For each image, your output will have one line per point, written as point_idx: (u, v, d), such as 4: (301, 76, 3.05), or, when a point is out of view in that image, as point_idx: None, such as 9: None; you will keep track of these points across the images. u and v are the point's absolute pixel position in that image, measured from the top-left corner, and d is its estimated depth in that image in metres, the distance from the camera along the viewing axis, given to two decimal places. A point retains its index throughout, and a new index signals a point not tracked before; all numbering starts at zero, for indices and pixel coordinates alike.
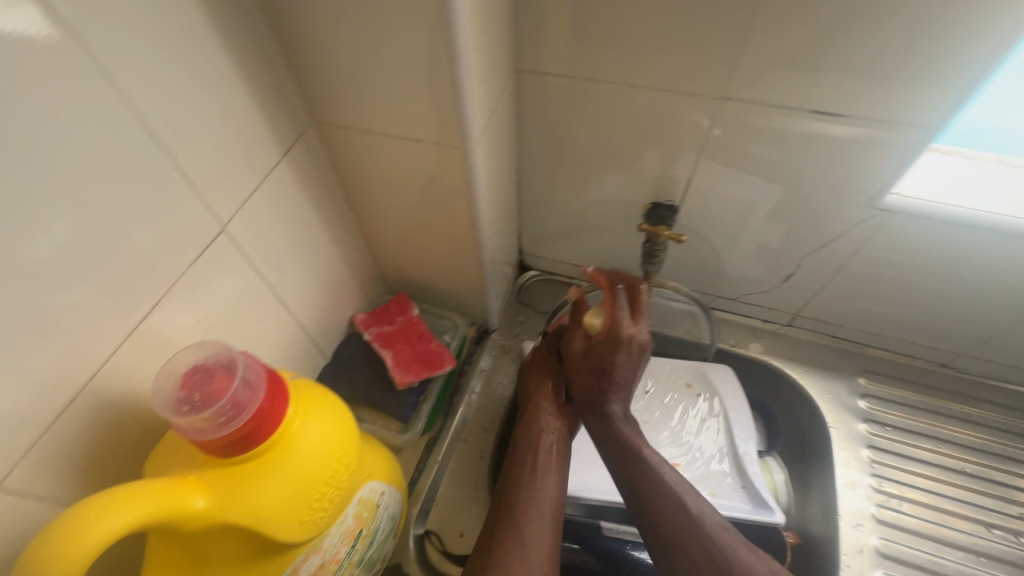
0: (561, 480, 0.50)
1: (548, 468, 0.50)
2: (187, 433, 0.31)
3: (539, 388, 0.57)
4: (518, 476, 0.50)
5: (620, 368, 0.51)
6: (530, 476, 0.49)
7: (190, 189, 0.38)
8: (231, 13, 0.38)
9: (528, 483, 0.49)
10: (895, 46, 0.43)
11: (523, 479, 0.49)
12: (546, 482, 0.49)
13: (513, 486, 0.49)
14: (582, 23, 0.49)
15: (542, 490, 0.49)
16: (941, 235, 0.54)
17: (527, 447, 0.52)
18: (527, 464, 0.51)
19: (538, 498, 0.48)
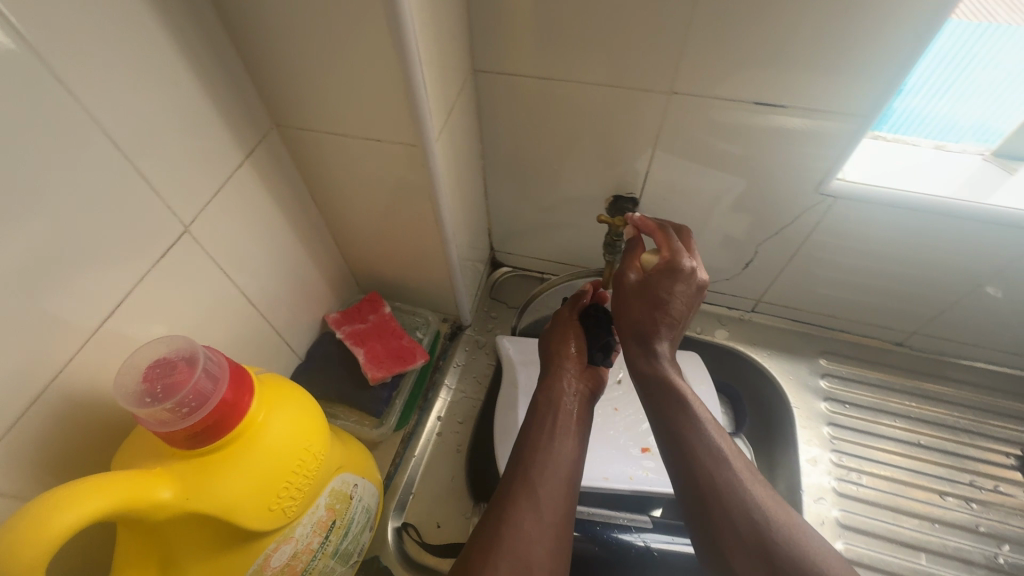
0: (578, 443, 0.49)
1: (565, 431, 0.49)
2: (150, 425, 0.32)
3: (562, 348, 0.56)
4: (535, 436, 0.49)
5: (676, 300, 0.48)
6: (547, 437, 0.48)
7: (150, 192, 0.39)
8: (187, 20, 0.39)
9: (544, 445, 0.48)
10: (826, 39, 0.45)
11: (539, 441, 0.48)
12: (564, 442, 0.49)
13: (531, 446, 0.48)
14: (535, 24, 0.51)
15: (558, 452, 0.48)
16: (882, 217, 0.57)
17: (546, 407, 0.51)
18: (545, 425, 0.50)
19: (554, 460, 0.47)
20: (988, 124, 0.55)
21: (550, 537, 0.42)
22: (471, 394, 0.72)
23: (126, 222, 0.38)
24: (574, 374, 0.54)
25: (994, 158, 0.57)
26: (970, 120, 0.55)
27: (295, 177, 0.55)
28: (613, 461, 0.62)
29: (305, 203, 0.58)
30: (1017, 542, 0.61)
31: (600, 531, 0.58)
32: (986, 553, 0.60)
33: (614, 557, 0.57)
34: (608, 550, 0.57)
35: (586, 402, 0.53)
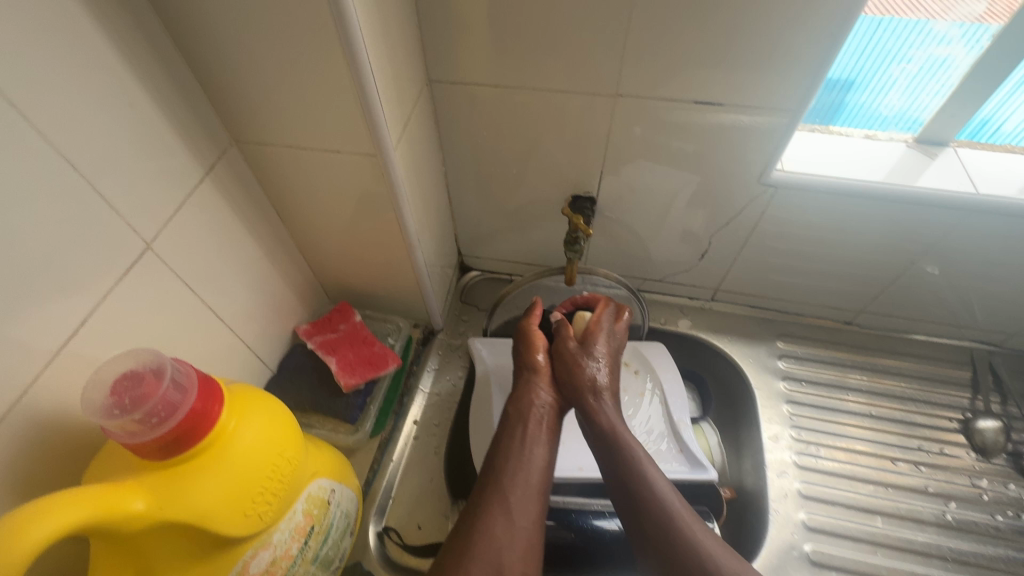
0: (549, 449, 0.52)
1: (535, 440, 0.52)
2: (120, 437, 0.33)
3: (530, 362, 0.59)
4: (506, 446, 0.51)
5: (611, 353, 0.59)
6: (518, 446, 0.51)
7: (110, 210, 0.40)
8: (141, 42, 0.40)
9: (516, 454, 0.50)
10: (752, 41, 0.49)
11: (511, 451, 0.51)
12: (535, 450, 0.51)
13: (503, 456, 0.50)
14: (484, 35, 0.53)
15: (529, 459, 0.50)
16: (821, 204, 0.61)
17: (516, 419, 0.54)
18: (515, 436, 0.52)
19: (526, 466, 0.49)
20: (906, 112, 0.61)
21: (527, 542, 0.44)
22: (446, 397, 0.73)
23: (86, 242, 0.38)
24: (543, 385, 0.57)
25: (918, 145, 0.62)
26: (891, 109, 0.61)
27: (259, 192, 0.56)
28: (587, 451, 0.64)
29: (270, 217, 0.59)
30: (962, 498, 0.65)
31: (575, 519, 0.61)
32: (935, 511, 0.65)
33: (589, 543, 0.59)
34: (582, 537, 0.60)
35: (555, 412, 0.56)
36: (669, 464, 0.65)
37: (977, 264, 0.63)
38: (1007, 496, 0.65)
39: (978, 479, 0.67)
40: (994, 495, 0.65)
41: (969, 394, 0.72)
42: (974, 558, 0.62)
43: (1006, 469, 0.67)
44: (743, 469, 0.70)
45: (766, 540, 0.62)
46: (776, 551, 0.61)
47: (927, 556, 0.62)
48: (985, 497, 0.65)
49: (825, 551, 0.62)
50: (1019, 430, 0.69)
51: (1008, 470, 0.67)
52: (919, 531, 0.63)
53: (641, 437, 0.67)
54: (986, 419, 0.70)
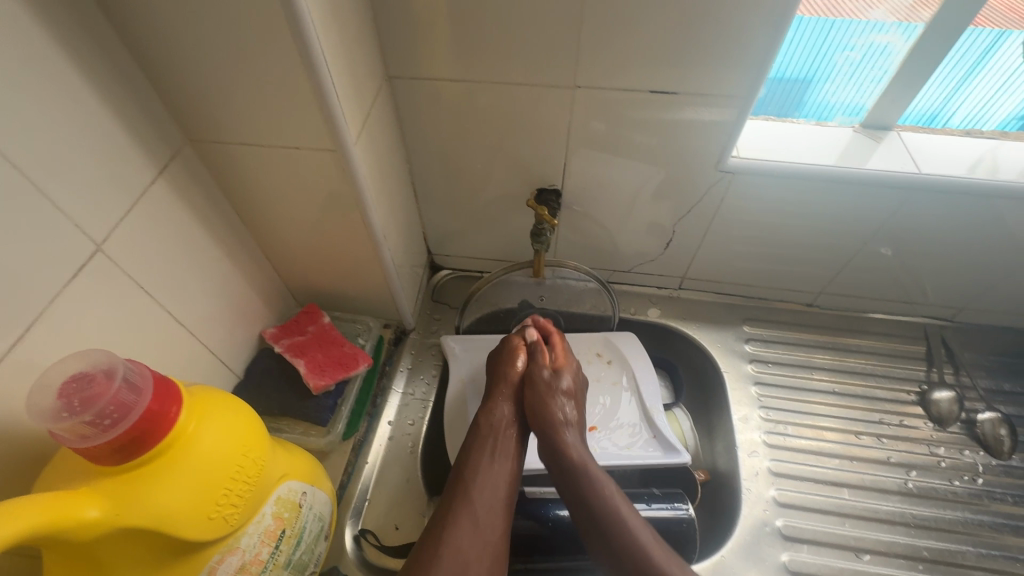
0: (514, 464, 0.55)
1: (503, 454, 0.55)
2: (70, 442, 0.31)
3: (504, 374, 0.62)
4: (476, 457, 0.54)
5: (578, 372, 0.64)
6: (486, 458, 0.54)
7: (56, 212, 0.38)
8: (83, 37, 0.39)
9: (485, 469, 0.54)
10: (703, 31, 0.50)
11: (480, 465, 0.54)
12: (502, 463, 0.55)
13: (471, 468, 0.54)
14: (442, 29, 0.53)
15: (496, 472, 0.54)
16: (776, 188, 0.63)
17: (488, 431, 0.57)
18: (485, 449, 0.55)
19: (493, 480, 0.53)
20: (852, 101, 0.63)
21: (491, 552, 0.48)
22: (420, 396, 0.72)
23: (29, 245, 0.37)
24: (511, 402, 0.61)
25: (864, 129, 0.64)
26: (837, 97, 0.63)
27: (217, 193, 0.55)
28: None
29: (230, 219, 0.57)
30: (922, 467, 0.68)
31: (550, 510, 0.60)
32: (898, 481, 0.67)
33: (569, 532, 0.59)
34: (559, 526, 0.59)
35: (521, 428, 0.60)
36: (643, 450, 0.65)
37: (924, 242, 0.66)
38: (964, 462, 0.68)
39: (935, 448, 0.70)
40: (951, 462, 0.68)
41: (925, 367, 0.76)
42: (935, 523, 0.64)
43: (962, 436, 0.70)
44: (716, 452, 0.72)
45: (739, 519, 0.64)
46: (749, 530, 0.63)
47: (892, 523, 0.64)
48: (943, 464, 0.68)
49: (797, 525, 0.63)
50: (971, 399, 0.73)
51: (963, 437, 0.70)
52: (883, 501, 0.66)
53: (615, 425, 0.68)
54: (941, 390, 0.73)
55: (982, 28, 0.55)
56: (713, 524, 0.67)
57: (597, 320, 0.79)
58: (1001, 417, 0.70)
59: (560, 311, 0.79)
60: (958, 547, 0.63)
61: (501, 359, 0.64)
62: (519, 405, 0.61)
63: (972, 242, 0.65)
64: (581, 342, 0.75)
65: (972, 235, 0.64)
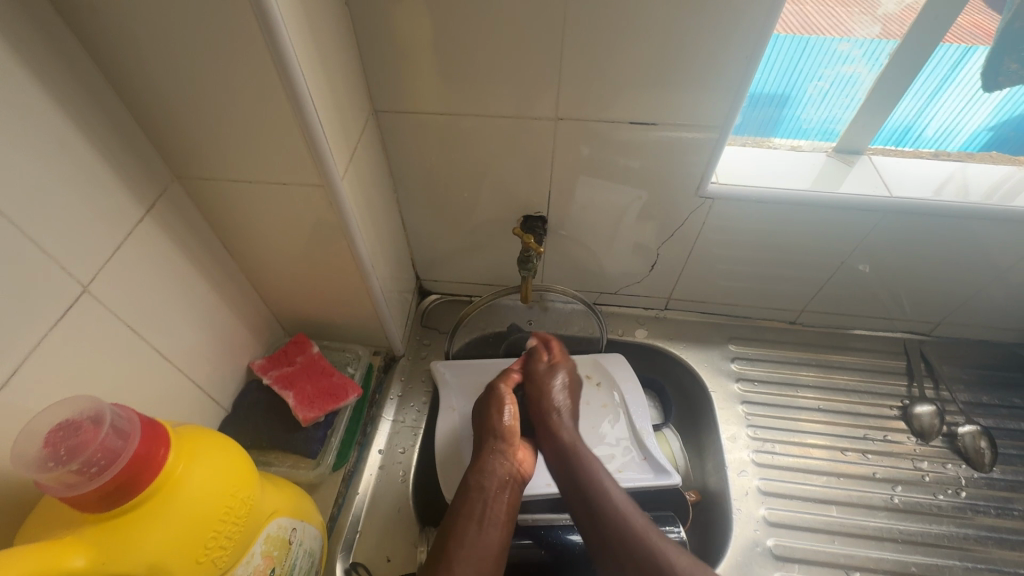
0: (503, 533, 0.53)
1: (492, 523, 0.53)
2: (55, 491, 0.31)
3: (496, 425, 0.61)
4: (466, 524, 0.53)
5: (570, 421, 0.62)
6: (475, 523, 0.53)
7: (42, 254, 0.38)
8: (73, 83, 0.39)
9: (473, 538, 0.52)
10: (676, 65, 0.52)
11: (468, 535, 0.52)
12: (490, 533, 0.53)
13: (461, 535, 0.52)
14: (427, 66, 0.55)
15: (485, 540, 0.52)
16: (755, 212, 0.65)
17: (478, 495, 0.55)
18: (476, 516, 0.53)
19: (481, 549, 0.51)
20: (828, 121, 0.65)
21: None
22: (410, 423, 0.72)
23: (16, 288, 0.37)
24: (505, 457, 0.59)
25: (836, 154, 0.67)
26: (810, 123, 0.66)
27: (205, 228, 0.55)
28: None
29: (219, 253, 0.58)
30: (906, 482, 0.69)
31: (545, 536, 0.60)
32: (884, 496, 0.68)
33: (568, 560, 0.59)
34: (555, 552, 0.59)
35: (513, 491, 0.58)
36: (634, 472, 0.66)
37: (899, 260, 0.69)
38: (947, 476, 0.70)
39: (919, 462, 0.71)
40: (935, 475, 0.70)
41: (906, 382, 0.77)
42: (921, 538, 0.65)
43: (945, 450, 0.72)
44: (706, 471, 0.72)
45: (731, 539, 0.64)
46: (740, 551, 0.63)
47: (879, 539, 0.65)
48: (927, 478, 0.69)
49: (787, 544, 0.64)
50: (951, 413, 0.74)
51: (945, 450, 0.72)
52: (870, 517, 0.66)
53: (606, 447, 0.68)
54: (922, 404, 0.75)
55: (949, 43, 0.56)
56: (704, 545, 0.67)
57: (586, 341, 0.80)
58: (981, 429, 0.72)
59: (550, 333, 0.80)
60: (944, 561, 0.63)
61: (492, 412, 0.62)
62: (509, 464, 0.59)
63: (943, 260, 0.67)
64: None
65: (944, 254, 0.66)
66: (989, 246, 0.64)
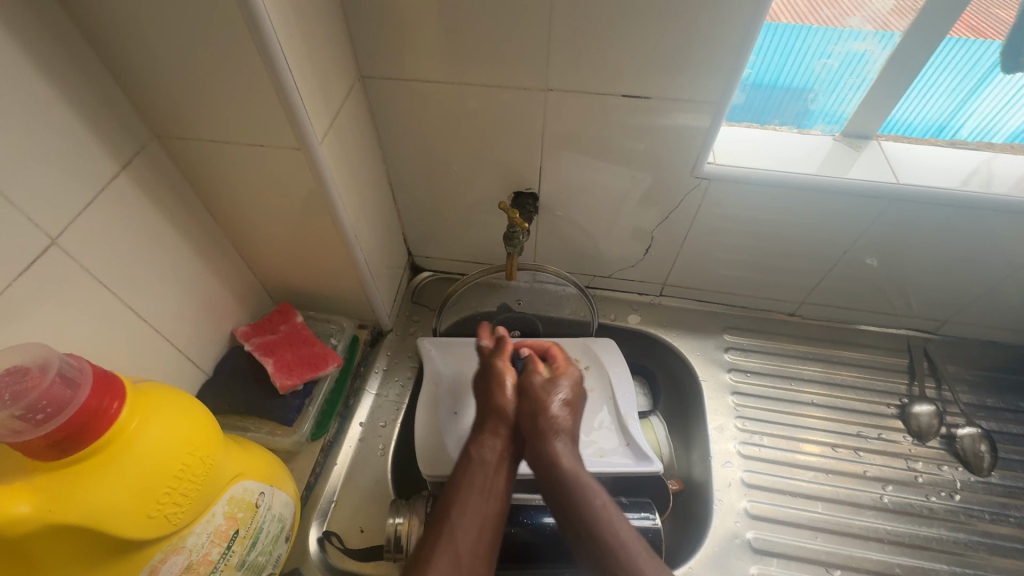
0: (501, 504, 0.50)
1: (491, 493, 0.51)
2: (1, 436, 0.31)
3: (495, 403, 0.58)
4: (462, 496, 0.50)
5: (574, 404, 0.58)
6: (472, 496, 0.50)
7: (7, 203, 0.38)
8: (43, 31, 0.39)
9: (468, 511, 0.48)
10: (672, 33, 0.50)
11: (461, 512, 0.48)
12: (488, 503, 0.50)
13: (454, 504, 0.49)
14: (413, 30, 0.53)
15: (483, 511, 0.49)
16: (752, 196, 0.62)
17: (478, 466, 0.52)
18: (474, 486, 0.51)
19: (478, 518, 0.48)
20: (835, 107, 0.62)
21: None
22: (394, 397, 0.71)
23: None
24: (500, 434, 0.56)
25: (844, 139, 0.64)
26: (817, 104, 0.62)
27: (187, 190, 0.55)
28: None
29: (202, 217, 0.57)
30: (899, 482, 0.67)
31: (516, 516, 0.60)
32: (873, 495, 0.66)
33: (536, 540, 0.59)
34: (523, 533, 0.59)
35: (513, 464, 0.55)
36: (616, 457, 0.64)
37: (905, 252, 0.65)
38: (942, 478, 0.67)
39: (913, 462, 0.68)
40: (929, 477, 0.67)
41: (907, 380, 0.75)
42: (909, 540, 0.63)
43: (942, 452, 0.69)
44: (691, 461, 0.71)
45: (709, 530, 0.63)
46: (717, 542, 0.62)
47: (865, 539, 0.63)
48: (920, 479, 0.67)
49: (767, 538, 0.62)
50: (952, 414, 0.72)
51: (943, 452, 0.69)
52: (858, 515, 0.64)
53: (589, 430, 0.67)
54: (921, 403, 0.72)
55: (988, 40, 0.54)
56: (683, 534, 0.66)
57: (576, 325, 0.79)
58: (982, 432, 0.69)
59: (539, 315, 0.78)
60: (930, 564, 0.61)
61: (493, 386, 0.60)
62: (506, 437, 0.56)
63: (951, 254, 0.64)
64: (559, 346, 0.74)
65: (953, 246, 0.63)
66: (1001, 241, 0.61)
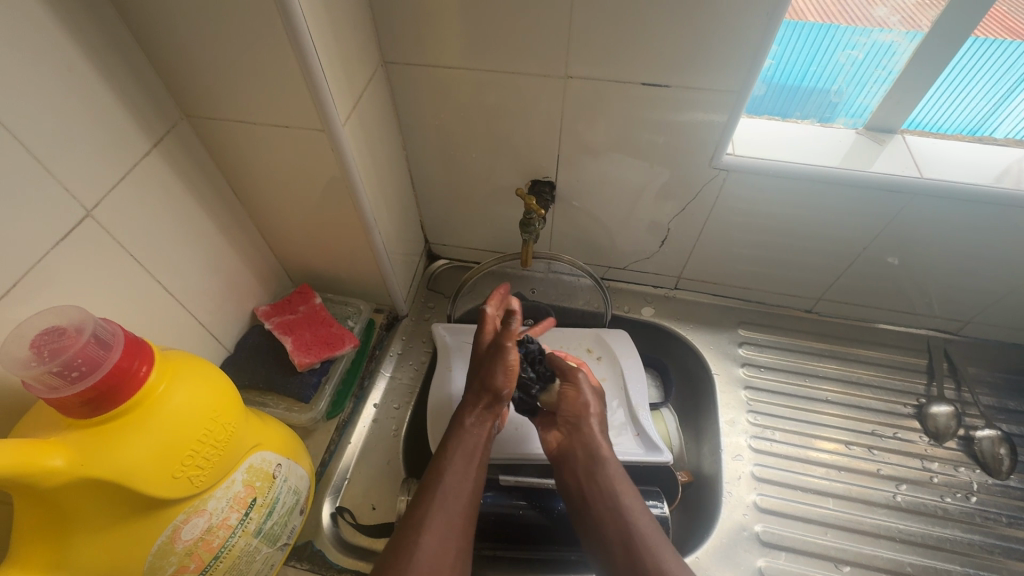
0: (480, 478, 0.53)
1: (475, 462, 0.53)
2: (39, 392, 0.33)
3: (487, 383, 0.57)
4: (451, 465, 0.52)
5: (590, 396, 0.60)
6: (459, 466, 0.52)
7: (47, 174, 0.40)
8: (83, 10, 0.41)
9: (454, 485, 0.50)
10: (693, 22, 0.50)
11: (450, 481, 0.50)
12: (472, 472, 0.52)
13: (447, 471, 0.51)
14: (436, 16, 0.54)
15: (468, 481, 0.51)
16: (771, 188, 0.62)
17: (466, 438, 0.54)
18: (462, 456, 0.53)
19: (465, 488, 0.50)
20: (859, 101, 0.61)
21: (457, 550, 0.46)
22: (408, 381, 0.73)
23: (20, 204, 0.39)
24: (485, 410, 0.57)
25: (867, 132, 0.63)
26: (841, 97, 0.62)
27: (213, 170, 0.57)
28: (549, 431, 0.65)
29: (227, 197, 0.59)
30: (913, 481, 0.66)
31: (557, 501, 0.60)
32: (886, 494, 0.65)
33: (559, 523, 0.59)
34: (561, 517, 0.59)
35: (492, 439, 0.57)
36: (626, 446, 0.65)
37: (927, 250, 0.64)
38: (958, 479, 0.66)
39: (929, 463, 0.67)
40: (944, 478, 0.66)
41: (925, 381, 0.73)
42: (921, 539, 0.62)
43: (959, 453, 0.68)
44: (701, 454, 0.71)
45: (718, 521, 0.63)
46: (726, 533, 0.62)
47: (876, 536, 0.62)
48: (935, 480, 0.66)
49: (776, 532, 0.62)
50: (971, 416, 0.70)
51: (960, 454, 0.68)
52: (870, 513, 0.64)
53: None
54: (939, 404, 0.71)
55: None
56: (691, 525, 0.66)
57: (590, 315, 0.79)
58: (1001, 435, 0.68)
59: (553, 304, 0.79)
60: (943, 565, 0.61)
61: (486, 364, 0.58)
62: (493, 413, 0.57)
63: (975, 253, 0.63)
64: (572, 336, 0.75)
65: (977, 244, 0.62)
66: None
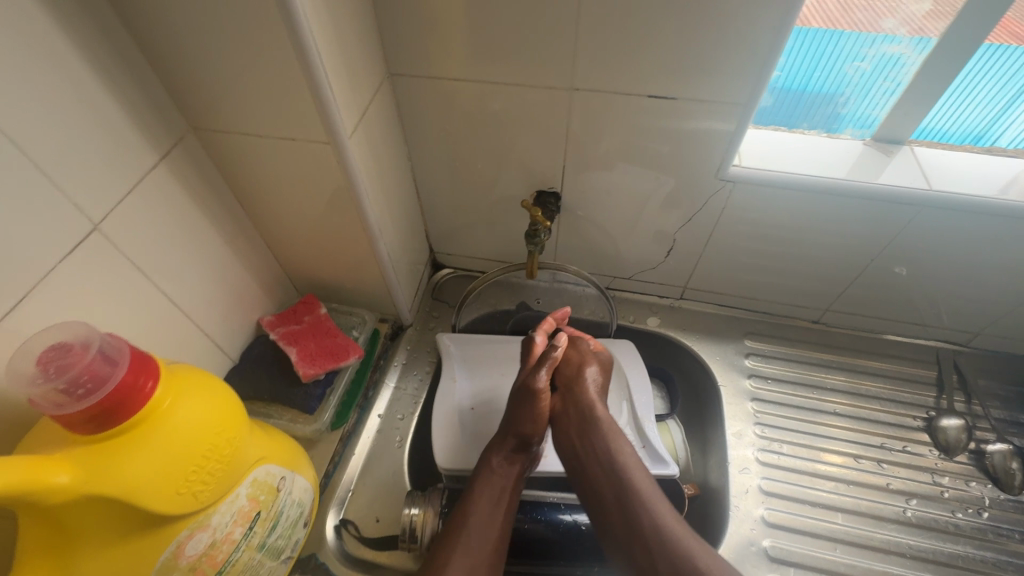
0: (504, 518, 0.54)
1: (500, 503, 0.54)
2: (45, 409, 0.33)
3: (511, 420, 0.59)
4: (474, 508, 0.53)
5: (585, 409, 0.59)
6: (482, 509, 0.53)
7: (54, 188, 0.40)
8: (92, 26, 0.41)
9: (477, 533, 0.51)
10: (699, 35, 0.50)
11: (474, 527, 0.52)
12: (496, 514, 0.53)
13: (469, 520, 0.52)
14: (441, 29, 0.54)
15: (490, 525, 0.52)
16: (778, 199, 0.61)
17: (492, 475, 0.56)
18: (487, 498, 0.54)
19: (486, 532, 0.52)
20: (867, 112, 0.61)
21: None
22: (412, 391, 0.72)
23: (27, 218, 0.39)
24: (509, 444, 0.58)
25: (874, 143, 0.62)
26: (848, 109, 0.61)
27: (219, 182, 0.57)
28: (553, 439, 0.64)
29: (233, 208, 0.59)
30: (923, 496, 0.65)
31: (563, 515, 0.60)
32: (896, 509, 0.64)
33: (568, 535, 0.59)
34: (572, 531, 0.59)
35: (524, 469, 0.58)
36: None
37: (936, 262, 0.64)
38: (969, 494, 0.65)
39: (939, 477, 0.67)
40: (955, 493, 0.65)
41: (935, 393, 0.73)
42: (932, 556, 0.61)
43: (970, 467, 0.67)
44: (708, 466, 0.70)
45: (725, 536, 0.62)
46: (734, 548, 0.61)
47: (886, 552, 0.61)
48: (946, 495, 0.65)
49: (784, 547, 0.61)
50: (982, 429, 0.69)
51: (971, 468, 0.67)
52: (879, 528, 0.63)
53: None
54: (950, 417, 0.70)
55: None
56: (697, 539, 0.66)
57: (595, 325, 0.79)
58: (1014, 449, 0.67)
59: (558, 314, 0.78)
60: None
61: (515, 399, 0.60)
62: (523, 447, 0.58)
63: (984, 265, 0.62)
64: None
65: (988, 256, 0.61)
66: None
